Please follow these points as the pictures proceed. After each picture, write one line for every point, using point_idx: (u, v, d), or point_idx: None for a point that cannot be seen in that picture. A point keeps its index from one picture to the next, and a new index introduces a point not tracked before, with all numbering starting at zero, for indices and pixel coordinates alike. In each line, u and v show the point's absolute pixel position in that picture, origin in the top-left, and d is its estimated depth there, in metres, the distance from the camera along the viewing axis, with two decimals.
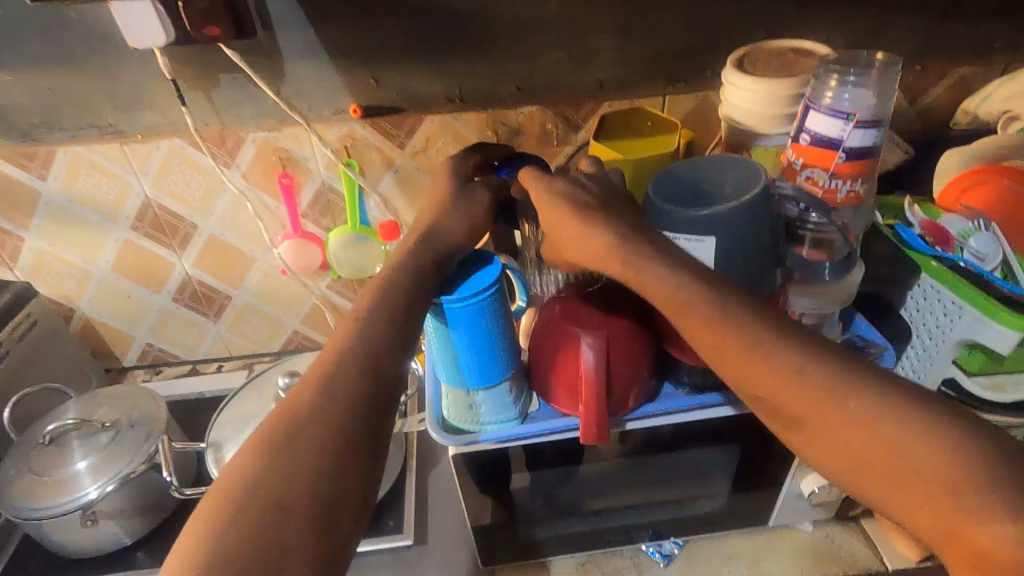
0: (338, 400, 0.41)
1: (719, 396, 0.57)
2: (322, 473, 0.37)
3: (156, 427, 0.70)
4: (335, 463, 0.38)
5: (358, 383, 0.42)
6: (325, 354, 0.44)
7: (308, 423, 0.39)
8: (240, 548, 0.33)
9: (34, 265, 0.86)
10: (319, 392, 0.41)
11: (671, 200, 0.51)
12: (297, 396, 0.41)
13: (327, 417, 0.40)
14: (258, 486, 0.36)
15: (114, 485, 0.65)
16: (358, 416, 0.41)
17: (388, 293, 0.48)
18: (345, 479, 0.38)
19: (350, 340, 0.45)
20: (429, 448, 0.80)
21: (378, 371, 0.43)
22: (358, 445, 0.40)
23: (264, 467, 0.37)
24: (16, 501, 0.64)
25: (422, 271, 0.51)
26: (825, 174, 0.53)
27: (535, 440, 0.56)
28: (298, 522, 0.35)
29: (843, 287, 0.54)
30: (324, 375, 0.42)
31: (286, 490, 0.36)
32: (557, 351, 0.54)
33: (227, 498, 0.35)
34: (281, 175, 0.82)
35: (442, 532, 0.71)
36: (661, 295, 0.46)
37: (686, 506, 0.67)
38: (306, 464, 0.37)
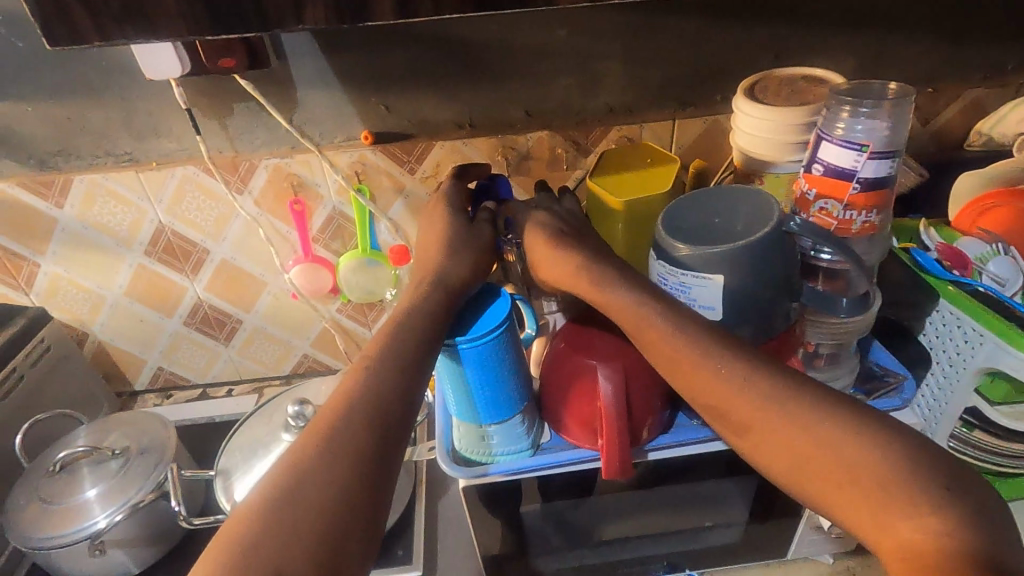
0: (345, 455, 0.40)
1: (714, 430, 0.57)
2: (322, 533, 0.36)
3: (166, 453, 0.70)
4: (339, 523, 0.37)
5: (363, 436, 0.41)
6: (331, 405, 0.43)
7: (310, 480, 0.38)
8: None
9: (49, 290, 0.87)
10: (324, 444, 0.40)
11: (682, 234, 0.51)
12: (302, 447, 0.40)
13: (330, 474, 0.39)
14: (257, 547, 0.35)
15: (122, 515, 0.64)
16: (363, 472, 0.40)
17: (396, 339, 0.48)
18: (348, 539, 0.37)
19: (358, 391, 0.44)
20: (438, 474, 0.80)
21: (384, 423, 0.43)
22: (364, 499, 0.39)
23: (265, 526, 0.36)
24: (26, 530, 0.64)
25: (433, 306, 0.51)
26: (839, 206, 0.51)
27: (548, 472, 0.55)
28: None
29: (859, 321, 0.52)
30: (330, 427, 0.41)
31: (284, 553, 0.35)
32: (572, 384, 0.53)
33: (226, 559, 0.34)
34: (293, 201, 0.82)
35: (452, 563, 0.69)
36: (677, 345, 0.47)
37: (702, 538, 0.66)
38: (309, 525, 0.36)
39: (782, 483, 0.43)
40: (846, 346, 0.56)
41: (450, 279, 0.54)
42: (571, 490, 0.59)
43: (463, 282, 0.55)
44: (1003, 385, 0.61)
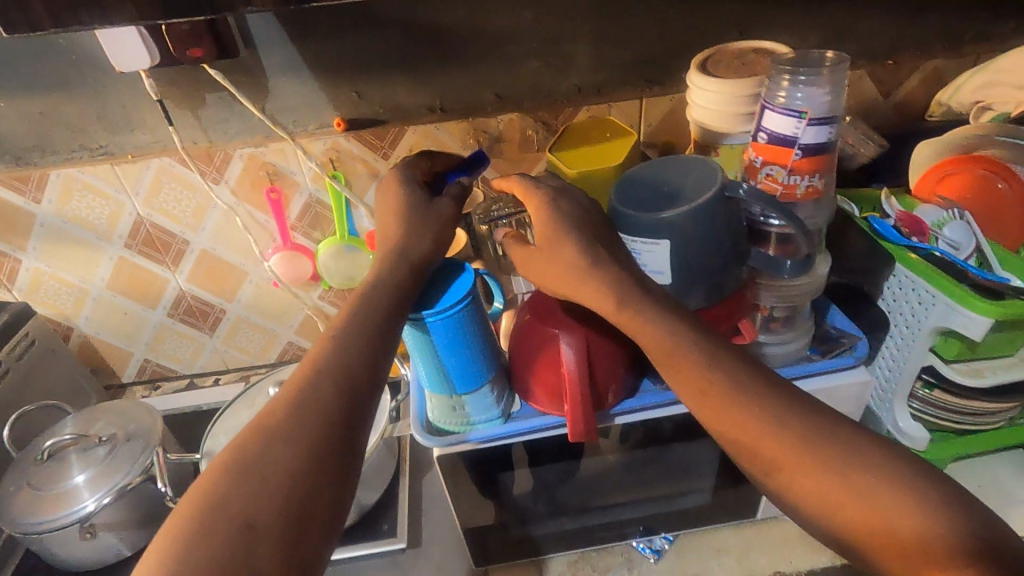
0: (314, 419, 0.42)
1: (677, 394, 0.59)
2: (291, 494, 0.39)
3: (152, 438, 0.71)
4: (306, 484, 0.39)
5: (331, 402, 0.43)
6: (300, 372, 0.45)
7: (280, 444, 0.40)
8: (208, 563, 0.35)
9: (32, 286, 0.88)
10: (293, 409, 0.42)
11: (633, 204, 0.53)
12: (273, 413, 0.42)
13: (300, 438, 0.41)
14: (230, 506, 0.37)
15: (111, 498, 0.66)
16: (331, 436, 0.42)
17: (364, 309, 0.49)
18: (315, 499, 0.39)
19: (327, 358, 0.46)
20: (422, 452, 0.82)
21: (352, 389, 0.45)
22: (332, 461, 0.41)
23: (236, 485, 0.38)
24: (17, 516, 0.66)
25: (401, 278, 0.52)
26: (783, 171, 0.53)
27: (517, 439, 0.57)
28: (268, 541, 0.36)
29: (809, 283, 0.56)
30: (299, 392, 0.43)
31: (257, 512, 0.37)
32: (538, 352, 0.55)
33: (198, 515, 0.37)
34: (270, 190, 0.84)
35: (436, 536, 0.72)
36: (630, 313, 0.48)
37: (676, 502, 0.68)
38: (278, 485, 0.39)
39: (734, 440, 0.45)
40: (799, 311, 0.59)
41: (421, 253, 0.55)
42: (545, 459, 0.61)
43: (432, 258, 0.56)
44: (955, 343, 0.64)
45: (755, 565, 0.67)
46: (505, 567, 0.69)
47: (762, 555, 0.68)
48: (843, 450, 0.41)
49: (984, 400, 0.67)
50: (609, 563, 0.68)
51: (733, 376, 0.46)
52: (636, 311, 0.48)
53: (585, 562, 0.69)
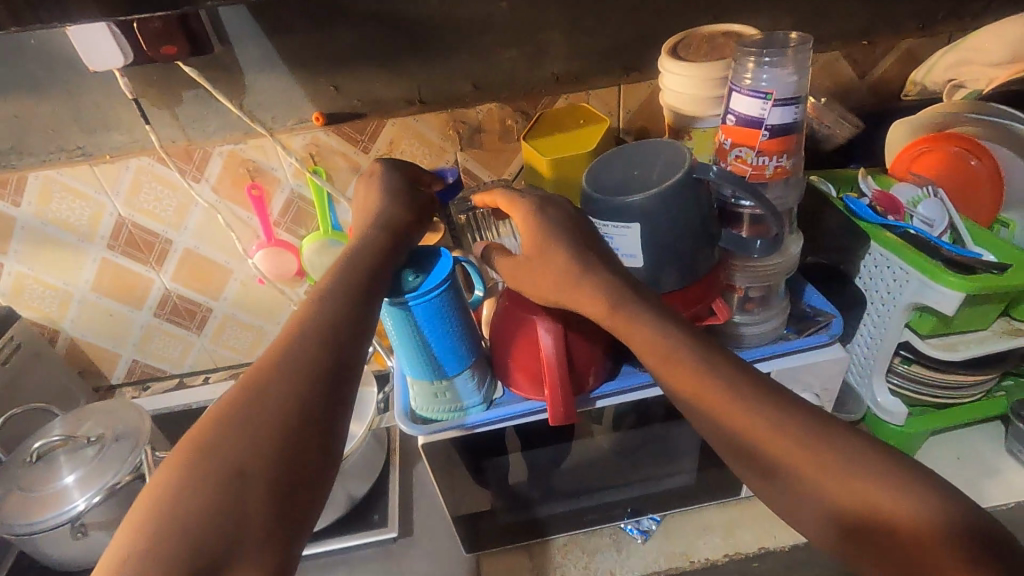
0: (301, 374, 0.43)
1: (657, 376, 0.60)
2: (280, 444, 0.40)
3: (141, 438, 0.72)
4: (294, 432, 0.40)
5: (318, 356, 0.44)
6: (287, 329, 0.46)
7: (268, 397, 0.41)
8: (201, 506, 0.36)
9: (15, 290, 0.87)
10: (279, 364, 0.43)
11: (606, 189, 0.53)
12: (261, 367, 0.43)
13: (287, 390, 0.42)
14: (220, 455, 0.38)
15: (100, 497, 0.66)
16: (318, 390, 0.43)
17: (349, 272, 0.50)
18: (305, 447, 0.41)
19: (313, 317, 0.46)
20: (411, 442, 0.82)
21: (339, 345, 0.45)
22: (320, 412, 0.42)
23: (226, 433, 0.39)
24: (8, 517, 0.66)
25: (382, 250, 0.53)
26: (752, 153, 0.54)
27: (501, 424, 0.58)
28: (259, 486, 0.38)
29: (782, 262, 0.57)
30: (286, 349, 0.44)
31: (247, 461, 0.39)
32: (517, 336, 0.56)
33: (191, 462, 0.38)
34: (251, 186, 0.84)
35: (426, 524, 0.73)
36: (606, 299, 0.49)
37: (661, 483, 0.69)
38: (267, 434, 0.40)
39: (711, 425, 0.46)
40: (774, 290, 0.59)
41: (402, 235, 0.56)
42: (529, 444, 0.62)
43: (408, 240, 0.56)
44: (930, 319, 0.65)
45: (741, 541, 0.68)
46: (496, 553, 0.70)
47: (747, 532, 0.69)
48: (814, 427, 0.42)
49: (960, 373, 0.68)
50: (598, 544, 0.70)
51: (708, 357, 0.46)
52: (611, 296, 0.49)
53: (575, 544, 0.70)
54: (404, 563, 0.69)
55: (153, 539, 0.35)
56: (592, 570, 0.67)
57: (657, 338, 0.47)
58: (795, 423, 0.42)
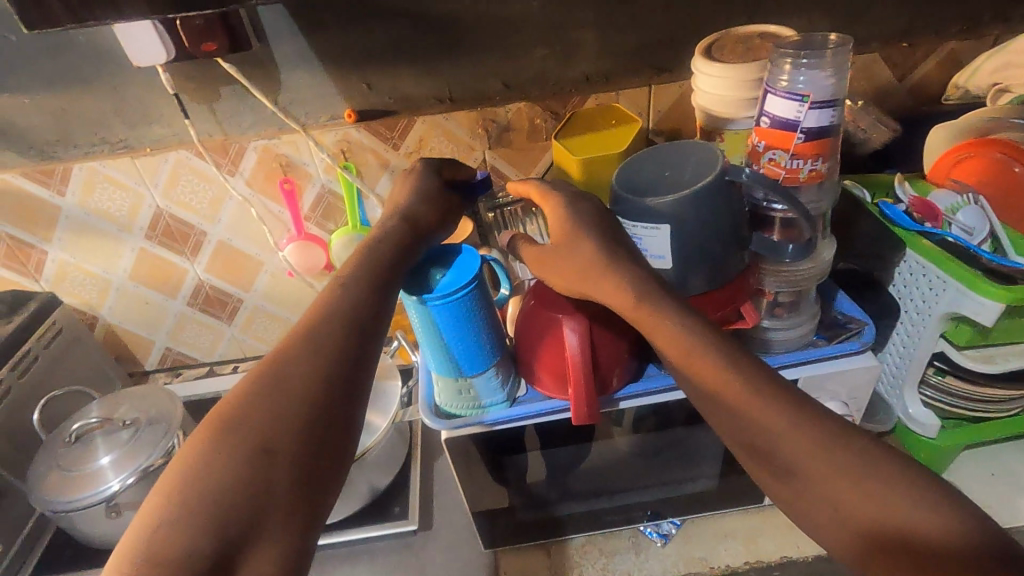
0: (320, 355, 0.45)
1: None
2: (302, 420, 0.42)
3: (173, 423, 0.74)
4: (318, 409, 0.43)
5: (339, 339, 0.46)
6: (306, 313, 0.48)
7: (289, 377, 0.43)
8: (231, 475, 0.38)
9: (58, 276, 0.91)
10: (299, 346, 0.45)
11: (635, 190, 0.53)
12: (281, 349, 0.45)
13: (308, 371, 0.44)
14: (248, 428, 0.40)
15: (134, 478, 0.68)
16: (337, 371, 0.45)
17: (366, 259, 0.52)
18: (328, 424, 0.43)
19: (331, 301, 0.48)
20: (432, 437, 0.83)
21: (355, 328, 0.47)
22: (341, 392, 0.44)
23: (253, 407, 0.41)
24: (47, 495, 0.69)
25: (398, 245, 0.54)
26: (786, 156, 0.53)
27: (524, 422, 0.58)
28: (286, 459, 0.40)
29: (815, 267, 0.56)
30: (305, 331, 0.46)
31: (272, 435, 0.40)
32: (543, 330, 0.56)
33: (219, 434, 0.40)
34: (283, 181, 0.85)
35: (446, 518, 0.74)
36: (633, 301, 0.48)
37: (681, 487, 0.69)
38: (292, 409, 0.42)
39: (736, 431, 0.45)
40: (804, 295, 0.59)
41: (425, 231, 0.59)
42: (551, 443, 0.62)
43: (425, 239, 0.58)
44: (967, 330, 0.63)
45: (762, 550, 0.67)
46: (514, 549, 0.70)
47: (769, 541, 0.68)
48: (843, 436, 0.42)
49: (996, 388, 0.66)
50: (616, 546, 0.69)
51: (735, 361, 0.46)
52: (638, 298, 0.48)
53: (593, 545, 0.70)
54: (423, 556, 0.70)
55: (185, 506, 0.36)
56: (609, 572, 0.67)
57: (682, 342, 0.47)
58: (824, 432, 0.42)
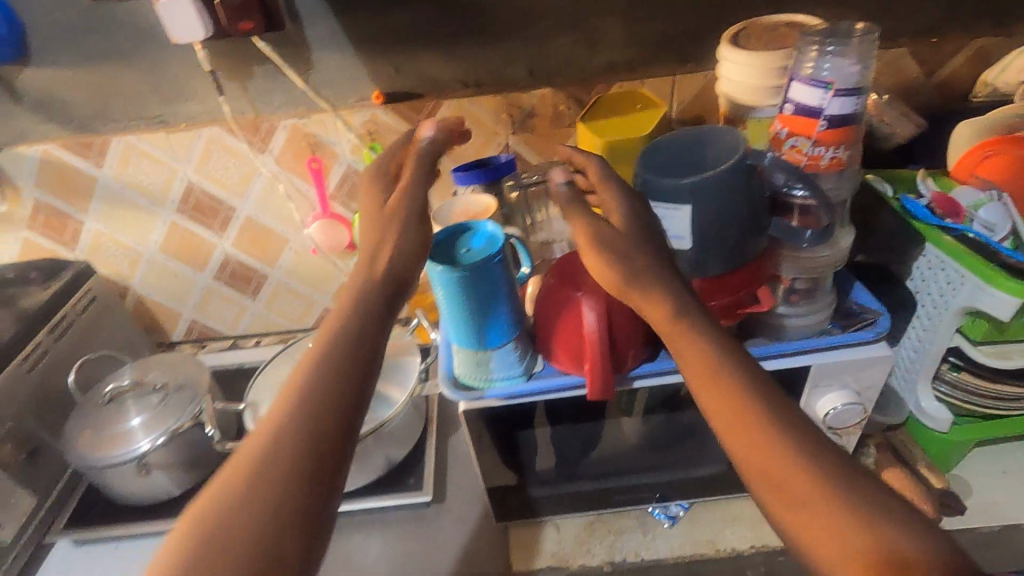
0: (307, 436, 0.42)
1: None
2: (308, 443, 0.42)
3: (201, 389, 0.77)
4: (325, 430, 0.42)
5: (346, 356, 0.46)
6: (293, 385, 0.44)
7: (301, 399, 0.44)
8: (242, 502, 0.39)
9: (92, 246, 0.94)
10: (285, 427, 0.42)
11: (657, 171, 0.54)
12: (266, 435, 0.42)
13: (317, 391, 0.44)
14: (263, 454, 0.41)
15: (164, 439, 0.72)
16: (343, 390, 0.45)
17: (357, 320, 0.49)
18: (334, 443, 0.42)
19: (320, 370, 0.45)
20: (447, 415, 0.85)
21: (345, 400, 0.44)
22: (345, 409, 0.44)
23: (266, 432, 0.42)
24: (81, 451, 0.73)
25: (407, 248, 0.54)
26: (808, 143, 0.54)
27: (540, 397, 0.60)
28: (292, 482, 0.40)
29: (832, 255, 0.56)
30: (292, 408, 0.43)
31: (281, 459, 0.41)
32: (561, 311, 0.58)
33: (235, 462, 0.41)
34: (311, 159, 0.87)
35: (459, 493, 0.76)
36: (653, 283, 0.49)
37: (689, 472, 0.70)
38: (298, 431, 0.42)
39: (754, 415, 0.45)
40: (821, 283, 0.59)
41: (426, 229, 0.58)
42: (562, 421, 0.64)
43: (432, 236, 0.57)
44: (982, 325, 0.64)
45: (766, 535, 0.69)
46: (526, 524, 0.74)
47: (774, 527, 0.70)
48: None
49: (1010, 385, 0.66)
50: (624, 525, 0.72)
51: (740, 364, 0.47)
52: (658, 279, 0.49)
53: (601, 523, 0.73)
54: (435, 527, 0.73)
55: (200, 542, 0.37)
56: (616, 550, 0.70)
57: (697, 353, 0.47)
58: None
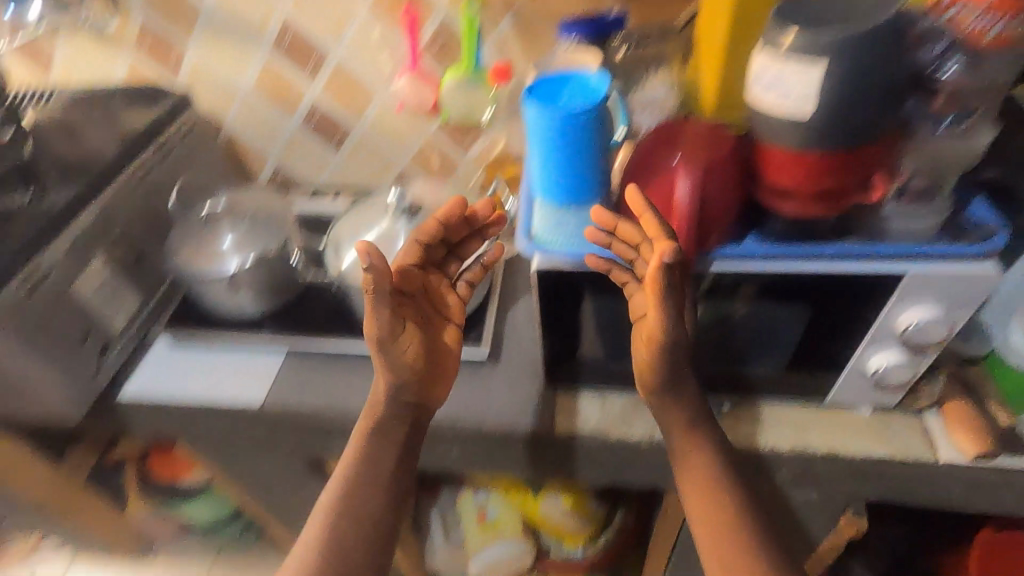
0: None
1: (786, 248, 0.56)
2: (376, 451, 0.67)
3: (285, 224, 0.85)
4: (387, 430, 0.67)
5: (382, 420, 0.67)
6: (346, 479, 0.65)
7: (355, 476, 0.66)
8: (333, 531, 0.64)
9: (193, 75, 0.97)
10: (352, 479, 0.66)
11: (793, 23, 0.48)
12: (338, 500, 0.65)
13: (362, 456, 0.66)
14: (346, 487, 0.65)
15: (254, 259, 0.79)
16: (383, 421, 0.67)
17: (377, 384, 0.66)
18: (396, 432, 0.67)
19: (362, 476, 0.66)
20: (511, 287, 0.89)
21: (385, 464, 0.66)
22: (393, 424, 0.67)
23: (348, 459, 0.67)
24: (184, 261, 0.80)
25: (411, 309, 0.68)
26: (978, 10, 0.47)
27: (614, 264, 0.59)
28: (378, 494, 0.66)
29: (957, 150, 0.53)
30: (339, 519, 0.64)
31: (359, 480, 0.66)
32: (653, 171, 0.56)
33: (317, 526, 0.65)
34: (407, 8, 0.86)
35: (515, 356, 0.81)
36: None
37: (744, 368, 0.71)
38: (368, 444, 0.67)
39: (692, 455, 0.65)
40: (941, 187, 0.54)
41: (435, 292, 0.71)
42: (627, 299, 0.64)
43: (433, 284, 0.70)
44: None
45: (808, 445, 0.70)
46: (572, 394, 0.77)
47: (818, 437, 0.71)
48: None
49: None
50: None
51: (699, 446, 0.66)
52: None
53: None
54: (490, 382, 0.79)
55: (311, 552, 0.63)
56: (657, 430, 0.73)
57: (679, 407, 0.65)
58: None
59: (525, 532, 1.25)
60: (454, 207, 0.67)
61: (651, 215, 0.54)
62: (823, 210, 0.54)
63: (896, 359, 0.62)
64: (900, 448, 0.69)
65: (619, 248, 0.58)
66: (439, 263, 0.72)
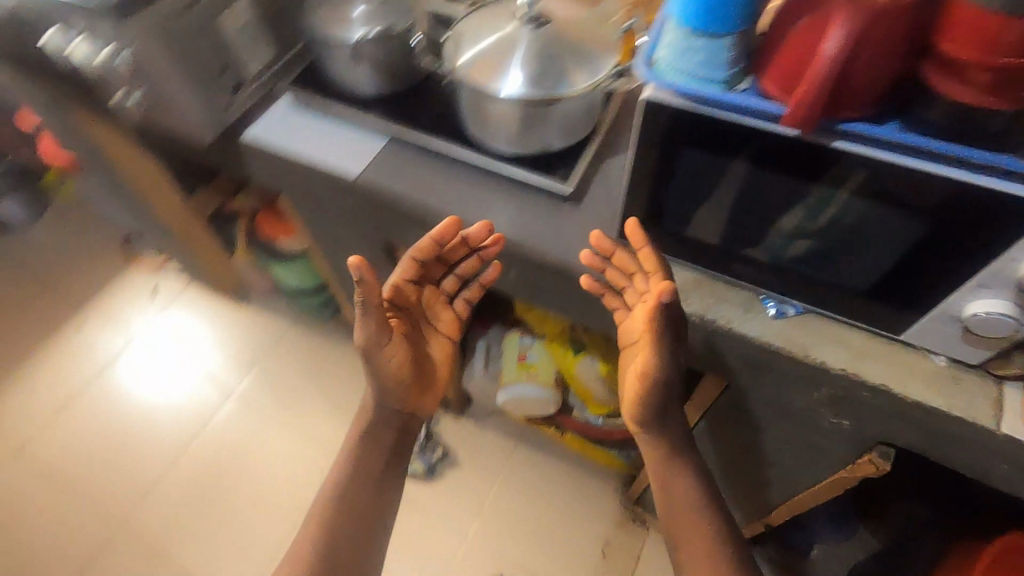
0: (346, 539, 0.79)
1: (927, 143, 0.50)
2: (366, 453, 0.84)
3: (415, 8, 0.86)
4: (374, 438, 0.85)
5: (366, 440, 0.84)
6: (341, 472, 0.83)
7: (349, 470, 0.83)
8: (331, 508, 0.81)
9: None
10: (344, 479, 0.83)
11: None
12: (339, 482, 0.83)
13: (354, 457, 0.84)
14: (342, 476, 0.83)
15: (379, 33, 0.81)
16: (368, 434, 0.85)
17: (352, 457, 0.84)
18: (384, 434, 0.85)
19: (352, 470, 0.83)
20: (616, 137, 0.87)
21: (373, 459, 0.84)
22: (378, 440, 0.85)
23: (341, 465, 0.84)
24: (318, 19, 0.82)
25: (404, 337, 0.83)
26: None
27: (727, 113, 0.56)
28: (370, 474, 0.83)
29: None
30: (340, 495, 0.81)
31: (353, 477, 0.83)
32: (808, 12, 0.50)
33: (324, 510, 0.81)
34: None
35: (597, 203, 0.81)
36: None
37: (825, 277, 0.66)
38: (359, 446, 0.84)
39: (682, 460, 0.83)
40: None
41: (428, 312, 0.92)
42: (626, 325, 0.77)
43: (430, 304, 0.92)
44: None
45: (865, 374, 0.67)
46: None
47: (877, 370, 0.67)
48: None
49: None
50: (730, 295, 0.74)
51: (682, 447, 0.83)
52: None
53: (708, 285, 0.75)
54: (566, 220, 0.81)
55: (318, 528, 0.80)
56: (710, 311, 0.72)
57: (671, 431, 0.81)
58: None
59: (556, 386, 1.33)
60: (450, 224, 0.77)
61: (650, 251, 0.71)
62: (990, 102, 0.47)
63: (999, 308, 0.56)
64: (960, 407, 0.64)
65: (611, 273, 0.76)
66: (435, 277, 0.92)
